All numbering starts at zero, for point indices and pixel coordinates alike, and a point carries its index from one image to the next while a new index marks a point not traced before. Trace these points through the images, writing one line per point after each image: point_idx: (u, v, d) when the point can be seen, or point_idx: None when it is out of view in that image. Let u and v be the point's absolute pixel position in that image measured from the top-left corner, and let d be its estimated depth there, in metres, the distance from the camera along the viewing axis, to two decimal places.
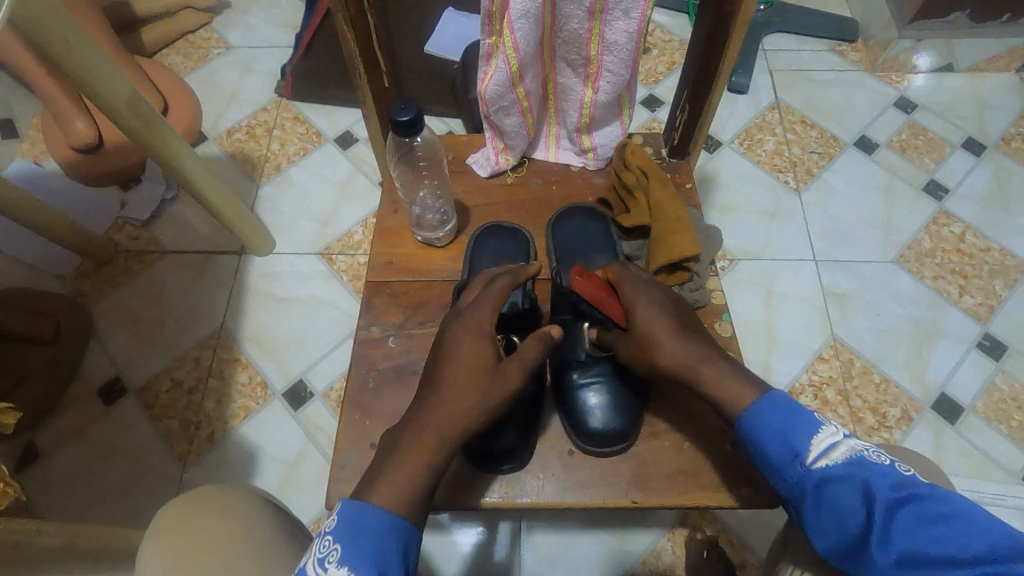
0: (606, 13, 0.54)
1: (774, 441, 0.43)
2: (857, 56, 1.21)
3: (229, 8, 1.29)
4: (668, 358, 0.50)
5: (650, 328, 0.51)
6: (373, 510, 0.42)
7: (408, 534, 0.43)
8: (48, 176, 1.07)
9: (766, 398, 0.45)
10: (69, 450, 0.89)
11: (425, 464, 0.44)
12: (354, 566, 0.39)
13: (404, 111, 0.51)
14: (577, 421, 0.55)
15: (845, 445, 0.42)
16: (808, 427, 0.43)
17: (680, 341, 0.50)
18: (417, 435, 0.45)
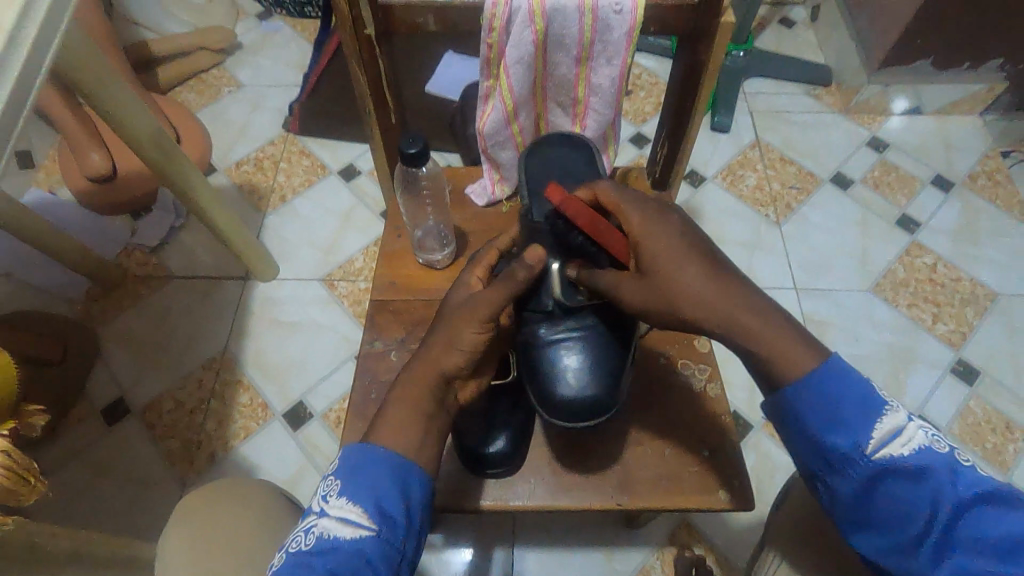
0: (592, 60, 0.60)
1: (830, 425, 0.42)
2: (831, 99, 1.29)
3: (241, 49, 1.36)
4: (685, 292, 0.45)
5: (667, 265, 0.46)
6: (373, 450, 0.45)
7: (406, 473, 0.45)
8: (63, 204, 1.12)
9: (831, 373, 0.42)
10: (71, 468, 0.91)
11: (420, 408, 0.47)
12: (353, 498, 0.43)
13: (411, 144, 0.57)
14: (546, 382, 0.54)
15: (909, 432, 0.41)
16: (871, 413, 0.41)
17: (703, 276, 0.45)
18: (412, 381, 0.48)
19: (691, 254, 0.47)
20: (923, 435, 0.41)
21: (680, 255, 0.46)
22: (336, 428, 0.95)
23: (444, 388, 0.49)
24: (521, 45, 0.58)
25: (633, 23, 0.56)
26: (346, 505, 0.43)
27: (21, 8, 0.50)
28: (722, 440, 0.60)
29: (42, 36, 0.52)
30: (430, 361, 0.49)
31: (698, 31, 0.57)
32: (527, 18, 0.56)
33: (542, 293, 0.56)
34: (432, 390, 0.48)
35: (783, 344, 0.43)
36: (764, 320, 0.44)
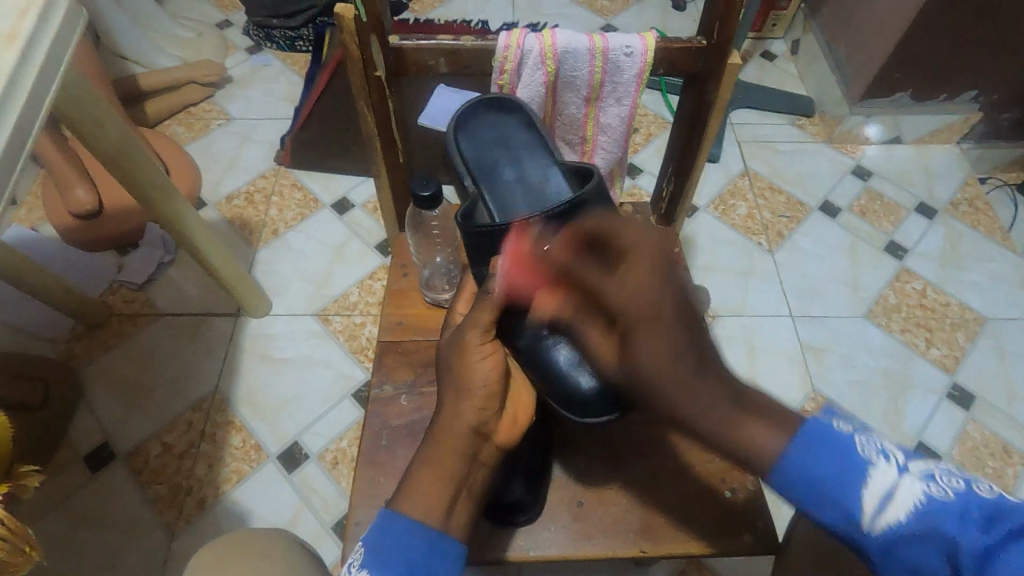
0: (601, 100, 0.61)
1: (813, 494, 0.41)
2: (814, 129, 1.32)
3: (230, 83, 1.35)
4: (646, 365, 0.43)
5: (629, 306, 0.44)
6: (397, 519, 0.45)
7: (432, 543, 0.44)
8: (45, 241, 1.09)
9: (800, 440, 0.42)
10: (53, 520, 0.87)
11: (451, 469, 0.47)
12: (374, 571, 0.43)
13: (425, 187, 0.57)
14: (562, 383, 0.54)
15: (901, 488, 0.39)
16: (854, 475, 0.40)
17: (669, 347, 0.42)
18: (441, 440, 0.48)
19: (672, 306, 0.43)
20: (917, 487, 0.39)
21: (650, 310, 0.43)
22: (334, 469, 0.92)
23: (471, 434, 0.48)
24: (532, 86, 0.59)
25: (643, 66, 0.57)
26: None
27: (20, 51, 0.49)
28: (739, 478, 0.59)
29: (40, 79, 0.51)
30: (449, 407, 0.49)
31: (704, 71, 0.59)
32: (539, 59, 0.57)
33: None
34: (463, 444, 0.47)
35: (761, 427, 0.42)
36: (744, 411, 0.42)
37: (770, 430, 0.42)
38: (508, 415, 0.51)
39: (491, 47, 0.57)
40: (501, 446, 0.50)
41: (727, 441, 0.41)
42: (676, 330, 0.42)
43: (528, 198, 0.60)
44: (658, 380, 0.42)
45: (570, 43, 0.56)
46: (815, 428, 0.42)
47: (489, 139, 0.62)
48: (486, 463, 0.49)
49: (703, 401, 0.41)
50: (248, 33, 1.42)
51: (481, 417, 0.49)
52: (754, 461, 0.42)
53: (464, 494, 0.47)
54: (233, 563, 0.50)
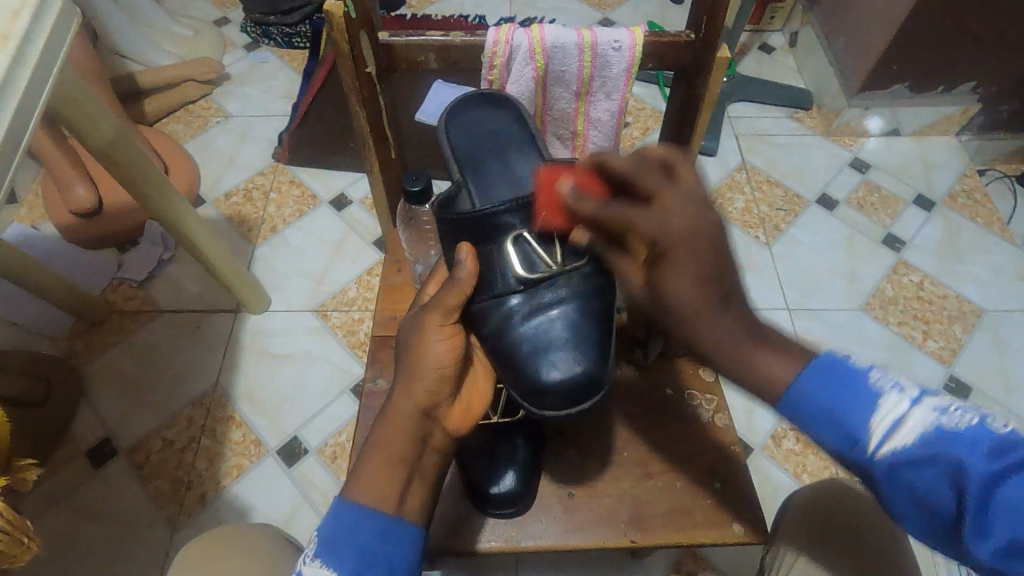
0: (590, 94, 0.61)
1: (823, 423, 0.42)
2: (812, 122, 1.32)
3: (229, 80, 1.36)
4: (670, 298, 0.44)
5: (664, 233, 0.44)
6: (352, 506, 0.45)
7: (386, 530, 0.45)
8: (46, 239, 1.10)
9: (816, 369, 0.43)
10: (55, 514, 0.88)
11: (400, 453, 0.47)
12: (329, 560, 0.43)
13: (415, 182, 0.58)
14: (520, 373, 0.52)
15: (911, 418, 0.40)
16: (864, 400, 0.41)
17: (697, 278, 0.43)
18: (391, 424, 0.47)
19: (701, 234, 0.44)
20: (928, 417, 0.40)
21: (685, 232, 0.44)
22: (332, 464, 0.93)
23: (422, 417, 0.48)
24: (522, 81, 0.59)
25: (632, 60, 0.57)
26: (323, 567, 0.43)
27: (15, 50, 0.50)
28: (732, 469, 0.60)
29: (35, 78, 0.52)
30: (400, 389, 0.48)
31: (694, 65, 0.59)
32: (527, 55, 0.57)
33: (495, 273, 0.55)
34: (413, 427, 0.47)
35: (767, 367, 0.43)
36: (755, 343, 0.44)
37: (781, 361, 0.43)
38: (460, 404, 0.51)
39: (481, 42, 0.57)
40: (449, 432, 0.50)
41: (744, 375, 0.44)
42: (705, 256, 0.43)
43: (511, 188, 0.57)
44: (687, 305, 0.44)
45: (559, 39, 0.56)
46: (829, 359, 0.43)
47: (475, 126, 0.60)
48: (437, 449, 0.49)
49: (719, 337, 0.44)
50: (246, 30, 1.42)
51: (434, 400, 0.48)
52: (764, 390, 0.44)
53: (415, 479, 0.48)
54: (223, 557, 0.51)
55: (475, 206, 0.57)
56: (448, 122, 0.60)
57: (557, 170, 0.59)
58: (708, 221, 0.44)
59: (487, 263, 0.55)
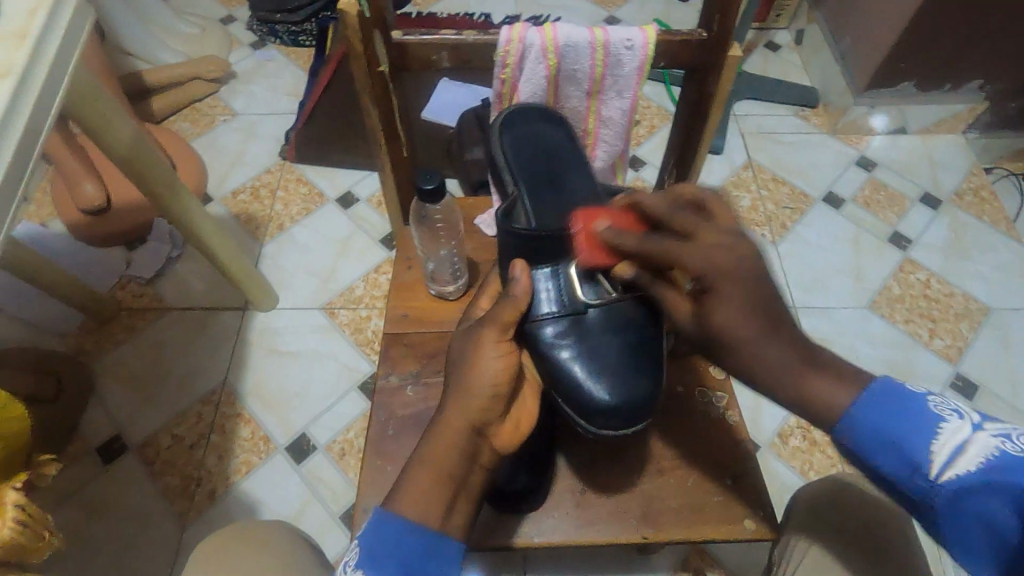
0: (602, 93, 0.61)
1: (879, 445, 0.42)
2: (818, 120, 1.32)
3: (235, 78, 1.36)
4: (720, 322, 0.46)
5: (711, 267, 0.46)
6: (393, 517, 0.45)
7: (431, 542, 0.45)
8: (56, 237, 1.10)
9: (870, 393, 0.43)
10: (66, 509, 0.89)
11: (449, 469, 0.47)
12: (370, 572, 0.43)
13: (428, 181, 0.58)
14: (573, 393, 0.53)
15: (973, 443, 0.40)
16: (925, 425, 0.41)
17: (740, 309, 0.46)
18: (443, 439, 0.48)
19: (745, 263, 0.46)
20: (993, 441, 0.39)
21: (728, 267, 0.46)
22: (340, 460, 0.93)
23: (474, 435, 0.48)
24: (534, 80, 0.60)
25: (644, 58, 0.57)
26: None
27: (31, 50, 0.50)
28: (741, 467, 0.60)
29: (51, 78, 0.52)
30: (454, 403, 0.49)
31: (705, 64, 0.59)
32: (540, 54, 0.57)
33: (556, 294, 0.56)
34: (464, 445, 0.48)
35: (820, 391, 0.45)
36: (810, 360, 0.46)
37: (836, 385, 0.44)
38: (510, 422, 0.51)
39: (493, 42, 0.57)
40: (499, 450, 0.50)
41: (792, 394, 0.45)
42: (744, 296, 0.46)
43: (564, 209, 0.60)
44: (743, 336, 0.46)
45: (571, 38, 0.56)
46: (882, 382, 0.44)
47: (532, 142, 0.61)
48: (484, 465, 0.49)
49: (766, 368, 0.46)
50: (251, 29, 1.43)
51: (487, 417, 0.49)
52: (821, 415, 0.44)
53: (461, 493, 0.48)
54: (243, 553, 0.52)
55: (529, 221, 0.59)
56: (505, 131, 0.61)
57: (610, 194, 0.61)
58: (747, 250, 0.47)
59: (543, 284, 0.56)
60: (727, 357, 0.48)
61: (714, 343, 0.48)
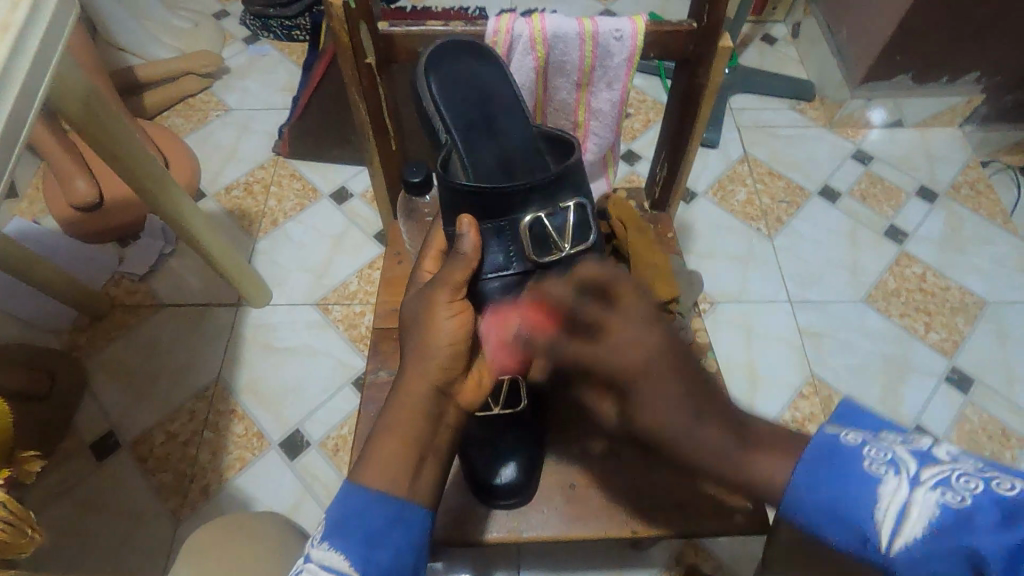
0: (592, 84, 0.61)
1: (831, 522, 0.39)
2: (814, 113, 1.31)
3: (228, 73, 1.35)
4: (646, 420, 0.49)
5: (626, 366, 0.49)
6: (361, 489, 0.44)
7: (401, 513, 0.45)
8: (47, 234, 1.10)
9: (807, 462, 0.41)
10: (59, 506, 0.89)
11: (414, 434, 0.47)
12: (340, 545, 0.42)
13: (416, 173, 0.58)
14: (540, 343, 0.55)
15: (915, 503, 0.36)
16: (864, 488, 0.38)
17: (672, 401, 0.47)
18: (404, 403, 0.48)
19: (659, 359, 0.48)
20: (931, 498, 0.35)
21: (640, 363, 0.48)
22: (334, 456, 0.93)
23: (436, 395, 0.48)
24: (522, 72, 0.59)
25: (633, 50, 0.57)
26: (331, 551, 0.42)
27: (12, 42, 0.49)
28: None
29: (34, 71, 0.52)
30: (412, 366, 0.49)
31: (696, 55, 0.59)
32: (528, 45, 0.57)
33: (510, 253, 0.54)
34: (427, 405, 0.48)
35: (759, 465, 0.44)
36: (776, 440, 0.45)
37: (779, 462, 0.43)
38: (473, 378, 0.52)
39: (482, 33, 0.57)
40: (464, 407, 0.50)
41: (733, 475, 0.45)
42: (676, 394, 0.47)
43: (501, 156, 0.57)
44: (674, 433, 0.47)
45: (559, 28, 0.56)
46: (820, 444, 0.41)
47: (464, 84, 0.57)
48: (450, 426, 0.49)
49: (700, 445, 0.46)
50: (245, 23, 1.42)
51: (446, 375, 0.49)
52: (759, 493, 0.44)
53: (428, 458, 0.47)
54: (237, 547, 0.51)
55: (466, 176, 0.56)
56: (433, 74, 0.56)
57: (549, 140, 0.58)
58: (660, 342, 0.49)
59: (491, 243, 0.54)
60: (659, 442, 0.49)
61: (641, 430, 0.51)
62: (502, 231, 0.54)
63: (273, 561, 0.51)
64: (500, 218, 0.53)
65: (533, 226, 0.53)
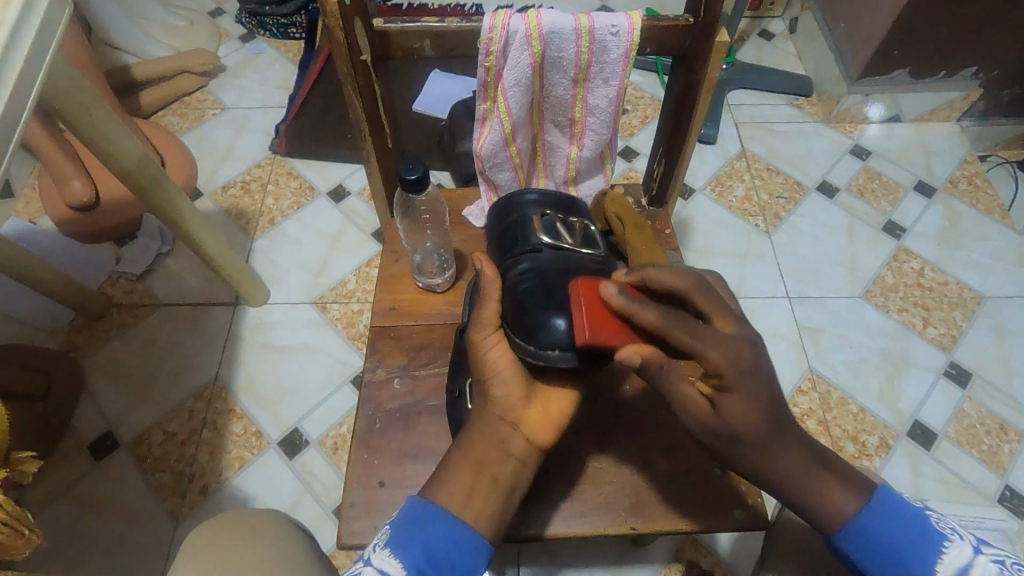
0: (588, 81, 0.60)
1: (889, 565, 0.42)
2: (812, 109, 1.31)
3: (224, 71, 1.35)
4: (740, 429, 0.43)
5: (733, 364, 0.42)
6: (425, 503, 0.44)
7: (464, 539, 0.43)
8: (44, 234, 1.09)
9: (876, 502, 0.44)
10: (58, 507, 0.89)
11: (484, 463, 0.46)
12: (400, 554, 0.41)
13: (411, 171, 0.57)
14: (520, 307, 0.49)
15: (977, 564, 0.40)
16: (929, 545, 0.42)
17: (761, 407, 0.42)
18: (479, 436, 0.48)
19: (755, 357, 0.42)
20: (992, 567, 0.40)
21: (745, 365, 0.42)
22: (334, 455, 0.93)
23: (505, 425, 0.48)
24: (518, 69, 0.58)
25: (630, 45, 0.57)
26: (390, 557, 0.41)
27: (5, 43, 0.49)
28: None
29: (27, 70, 0.51)
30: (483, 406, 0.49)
31: (693, 49, 0.58)
32: (524, 41, 0.56)
33: (527, 233, 0.57)
34: (499, 436, 0.47)
35: (820, 486, 0.44)
36: (808, 468, 0.44)
37: (842, 490, 0.44)
38: (540, 407, 0.49)
39: (476, 29, 0.57)
40: (532, 440, 0.48)
41: (796, 498, 0.44)
42: (761, 396, 0.42)
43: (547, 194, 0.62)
44: (752, 443, 0.43)
45: (555, 24, 0.55)
46: (885, 496, 0.44)
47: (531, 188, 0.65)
48: (517, 458, 0.47)
49: (780, 461, 0.44)
50: (240, 21, 1.41)
51: (507, 403, 0.48)
52: (822, 522, 0.44)
53: (487, 482, 0.46)
54: (240, 543, 0.51)
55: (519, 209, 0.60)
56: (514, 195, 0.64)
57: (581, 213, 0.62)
58: (755, 348, 0.43)
59: (513, 225, 0.59)
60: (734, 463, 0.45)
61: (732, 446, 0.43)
62: (516, 223, 0.59)
63: (274, 557, 0.51)
64: (514, 214, 0.60)
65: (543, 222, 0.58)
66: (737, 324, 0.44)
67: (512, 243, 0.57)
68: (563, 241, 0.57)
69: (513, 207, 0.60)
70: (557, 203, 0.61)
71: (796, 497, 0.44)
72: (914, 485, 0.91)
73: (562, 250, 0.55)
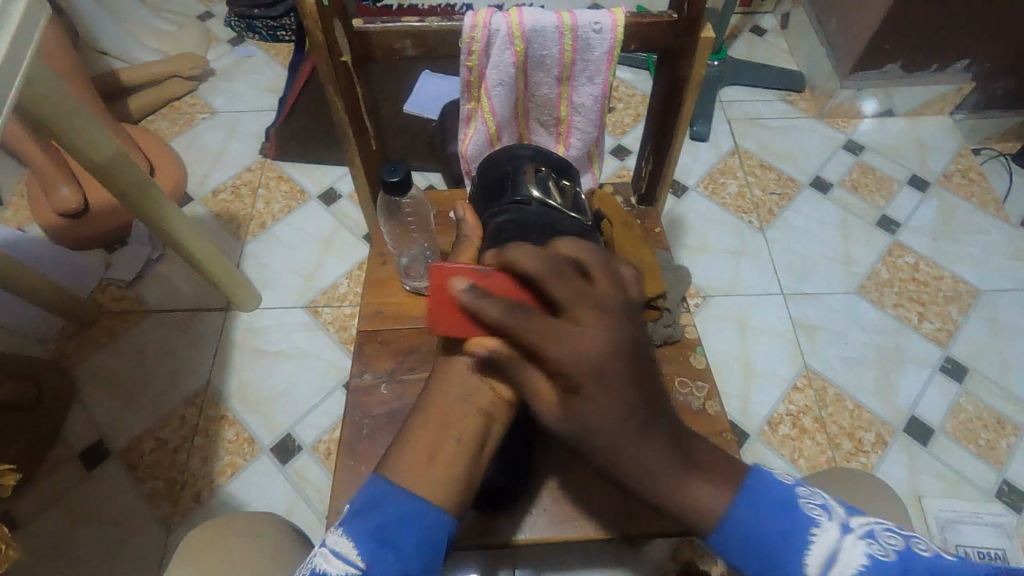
0: (573, 79, 0.59)
1: (764, 567, 0.41)
2: (805, 104, 1.31)
3: (213, 75, 1.34)
4: (594, 430, 0.41)
5: (578, 364, 0.39)
6: (382, 480, 0.44)
7: (419, 512, 0.43)
8: (32, 241, 1.09)
9: (746, 500, 0.42)
10: (49, 516, 0.88)
11: (446, 415, 0.47)
12: (350, 532, 0.42)
13: (393, 173, 0.57)
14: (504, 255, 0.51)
15: (844, 551, 0.39)
16: (796, 538, 0.40)
17: (615, 413, 0.40)
18: (441, 387, 0.49)
19: (614, 360, 0.40)
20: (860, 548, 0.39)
21: (597, 364, 0.40)
22: (327, 459, 0.92)
23: (465, 373, 0.49)
24: (501, 68, 0.57)
25: (613, 42, 0.56)
26: (343, 536, 0.42)
27: None
28: None
29: (3, 77, 0.50)
30: (445, 360, 0.50)
31: (679, 46, 0.58)
32: (506, 39, 0.56)
33: (519, 189, 0.57)
34: (460, 385, 0.48)
35: (688, 493, 0.42)
36: (666, 473, 0.42)
37: (712, 490, 0.43)
38: None
39: (458, 28, 0.56)
40: (498, 394, 0.49)
41: (666, 498, 0.42)
42: (622, 395, 0.40)
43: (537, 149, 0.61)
44: (608, 444, 0.41)
45: (537, 22, 0.55)
46: (751, 489, 0.43)
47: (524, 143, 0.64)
48: (480, 409, 0.48)
49: (650, 468, 0.42)
50: (229, 25, 1.40)
51: (470, 353, 0.50)
52: (696, 523, 0.43)
53: (449, 441, 0.46)
54: (228, 549, 0.51)
55: (514, 161, 0.59)
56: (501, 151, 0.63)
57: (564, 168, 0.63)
58: (615, 340, 0.41)
59: (510, 173, 0.59)
60: (602, 464, 0.43)
61: (585, 442, 0.42)
62: (509, 175, 0.59)
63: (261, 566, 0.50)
64: (506, 168, 0.59)
65: (537, 178, 0.58)
66: (607, 317, 0.41)
67: (500, 191, 0.58)
68: (551, 199, 0.58)
69: (513, 153, 0.60)
70: (551, 160, 0.61)
71: (666, 496, 0.42)
72: (911, 481, 0.90)
73: (549, 208, 0.57)
